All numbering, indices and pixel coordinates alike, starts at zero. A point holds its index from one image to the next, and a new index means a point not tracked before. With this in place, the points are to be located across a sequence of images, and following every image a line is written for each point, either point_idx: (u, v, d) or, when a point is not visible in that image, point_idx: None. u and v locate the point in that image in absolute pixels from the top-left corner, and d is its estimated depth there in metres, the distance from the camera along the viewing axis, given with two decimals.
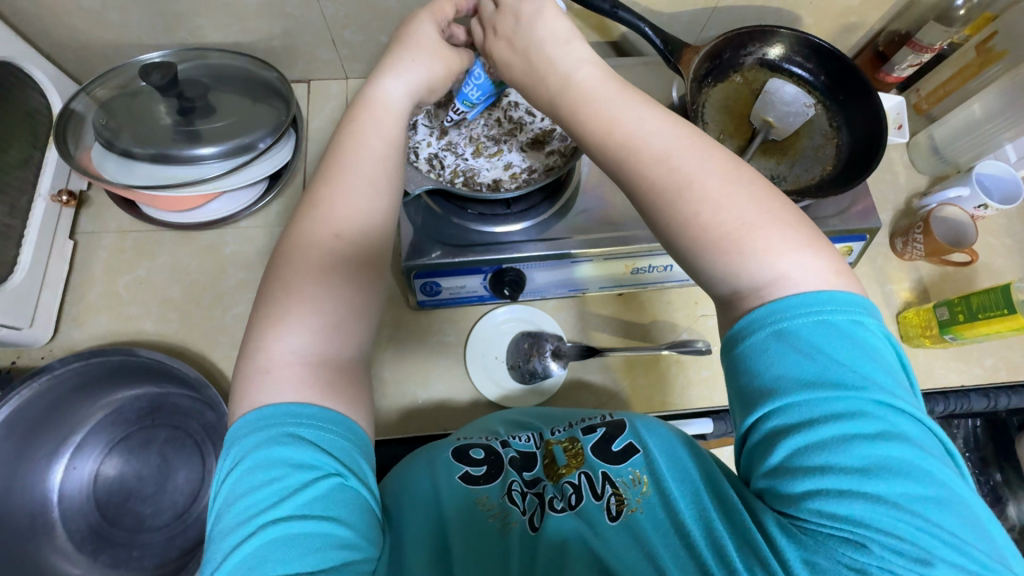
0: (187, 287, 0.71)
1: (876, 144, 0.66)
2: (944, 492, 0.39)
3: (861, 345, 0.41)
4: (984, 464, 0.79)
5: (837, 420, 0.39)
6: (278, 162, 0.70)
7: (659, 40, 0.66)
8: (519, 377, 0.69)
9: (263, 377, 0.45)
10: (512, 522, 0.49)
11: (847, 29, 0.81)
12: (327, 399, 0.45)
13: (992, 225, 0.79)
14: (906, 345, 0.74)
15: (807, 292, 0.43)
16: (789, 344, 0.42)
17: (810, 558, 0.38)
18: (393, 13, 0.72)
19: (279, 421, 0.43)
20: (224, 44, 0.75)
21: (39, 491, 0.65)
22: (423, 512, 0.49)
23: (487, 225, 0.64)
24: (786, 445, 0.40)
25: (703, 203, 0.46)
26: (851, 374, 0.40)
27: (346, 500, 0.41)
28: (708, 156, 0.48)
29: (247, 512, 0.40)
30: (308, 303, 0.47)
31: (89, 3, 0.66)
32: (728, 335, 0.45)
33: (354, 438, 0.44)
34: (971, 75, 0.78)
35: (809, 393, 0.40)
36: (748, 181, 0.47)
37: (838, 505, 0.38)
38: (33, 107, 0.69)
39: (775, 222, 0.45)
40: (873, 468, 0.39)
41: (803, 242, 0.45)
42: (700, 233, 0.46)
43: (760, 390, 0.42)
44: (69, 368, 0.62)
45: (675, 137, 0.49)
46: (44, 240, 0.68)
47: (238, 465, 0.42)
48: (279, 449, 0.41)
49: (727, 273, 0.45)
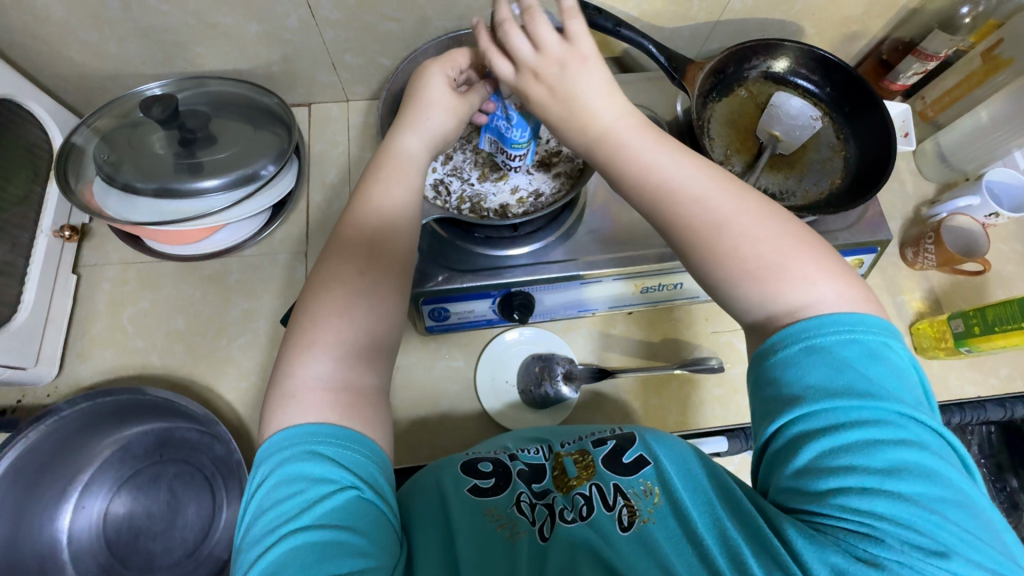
0: (192, 318, 0.70)
1: (885, 158, 0.65)
2: (966, 500, 0.38)
3: (885, 357, 0.41)
4: (1000, 471, 0.76)
5: (863, 427, 0.39)
6: (281, 191, 0.70)
7: (663, 57, 0.65)
8: (530, 402, 0.68)
9: (290, 402, 0.44)
10: (520, 532, 0.47)
11: (850, 38, 0.81)
12: (347, 419, 0.44)
13: (1001, 231, 0.79)
14: (920, 356, 0.73)
15: (830, 313, 0.43)
16: (814, 352, 0.41)
17: (834, 560, 0.37)
18: (393, 36, 0.71)
19: (296, 441, 0.42)
20: (224, 72, 0.75)
21: (48, 533, 0.65)
22: (428, 527, 0.47)
23: (495, 249, 0.64)
24: (812, 448, 0.39)
25: (733, 229, 0.46)
26: (878, 382, 0.40)
27: (362, 512, 0.40)
28: (742, 193, 0.48)
29: (269, 527, 0.39)
30: (318, 341, 0.47)
31: (87, 37, 0.65)
32: (758, 348, 0.45)
33: (372, 455, 0.43)
34: (976, 83, 0.77)
35: (836, 398, 0.40)
36: (776, 211, 0.48)
37: (862, 507, 0.37)
38: (32, 142, 0.69)
39: (807, 251, 0.46)
40: (899, 472, 0.38)
41: (835, 272, 0.45)
42: (741, 270, 0.46)
43: (786, 395, 0.41)
44: (76, 408, 0.62)
45: (710, 176, 0.49)
46: (47, 276, 0.68)
47: (261, 484, 0.41)
48: (298, 464, 0.41)
49: (761, 301, 0.45)
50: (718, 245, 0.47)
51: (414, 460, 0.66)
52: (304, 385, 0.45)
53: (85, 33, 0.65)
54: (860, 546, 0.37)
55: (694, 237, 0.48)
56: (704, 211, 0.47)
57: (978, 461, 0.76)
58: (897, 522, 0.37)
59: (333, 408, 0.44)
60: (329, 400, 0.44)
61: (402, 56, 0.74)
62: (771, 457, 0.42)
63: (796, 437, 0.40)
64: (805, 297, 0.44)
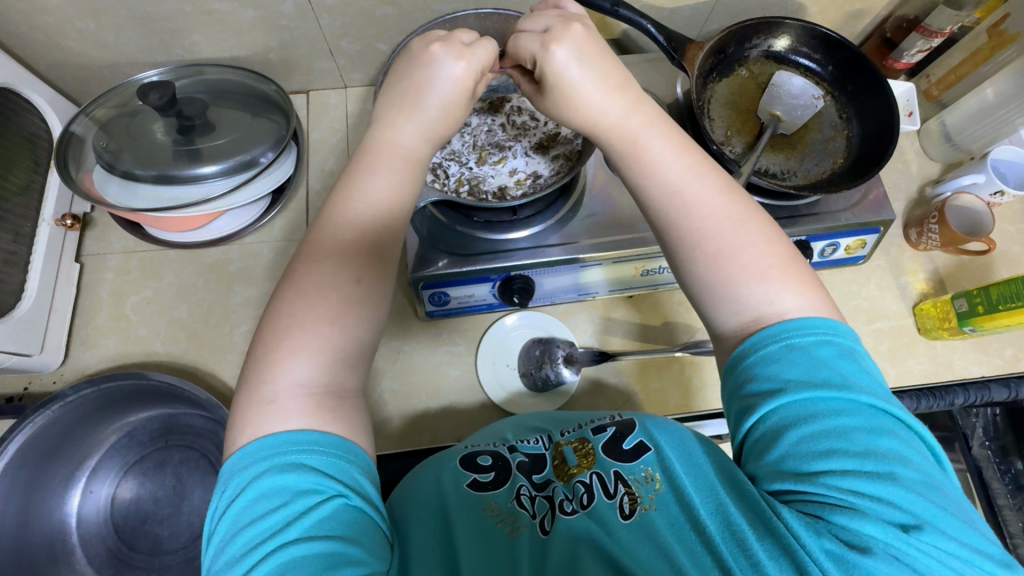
0: (195, 306, 0.71)
1: (888, 137, 0.64)
2: (936, 482, 0.40)
3: (849, 354, 0.44)
4: (1004, 454, 0.75)
5: (838, 415, 0.41)
6: (279, 176, 0.70)
7: (662, 37, 0.65)
8: (531, 384, 0.68)
9: (268, 408, 0.43)
10: (521, 527, 0.46)
11: (853, 16, 0.80)
12: (327, 423, 0.44)
13: (1007, 212, 0.78)
14: (924, 337, 0.73)
15: (794, 318, 0.45)
16: (787, 350, 0.44)
17: (826, 545, 0.38)
18: (390, 20, 0.71)
19: (277, 451, 0.41)
20: (221, 60, 0.74)
21: (57, 517, 0.66)
22: (428, 523, 0.47)
23: (495, 233, 0.63)
24: (789, 438, 0.41)
25: (704, 241, 0.49)
26: (846, 375, 0.42)
27: (353, 520, 0.40)
28: (707, 187, 0.51)
29: (252, 542, 0.39)
30: (314, 325, 0.46)
31: (84, 24, 0.65)
32: (734, 351, 0.47)
33: (356, 459, 0.43)
34: (983, 60, 0.76)
35: (812, 389, 0.41)
36: (747, 218, 0.50)
37: (844, 494, 0.38)
38: (32, 132, 0.69)
39: (776, 268, 0.48)
40: (876, 457, 0.39)
41: (801, 289, 0.47)
42: (711, 263, 0.49)
43: (763, 389, 0.43)
44: (81, 394, 0.62)
45: (680, 168, 0.51)
46: (49, 266, 0.68)
47: (239, 496, 0.40)
48: (281, 477, 0.40)
49: (725, 312, 0.48)
50: (692, 240, 0.50)
51: (417, 444, 0.66)
52: (305, 366, 0.45)
53: (82, 21, 0.65)
54: (849, 533, 0.38)
55: (668, 230, 0.51)
56: (674, 205, 0.51)
57: (982, 444, 0.76)
58: (880, 509, 0.38)
59: (310, 412, 0.44)
60: (304, 406, 0.44)
61: (399, 41, 0.74)
62: (751, 450, 0.43)
63: (775, 427, 0.42)
64: (761, 294, 0.47)
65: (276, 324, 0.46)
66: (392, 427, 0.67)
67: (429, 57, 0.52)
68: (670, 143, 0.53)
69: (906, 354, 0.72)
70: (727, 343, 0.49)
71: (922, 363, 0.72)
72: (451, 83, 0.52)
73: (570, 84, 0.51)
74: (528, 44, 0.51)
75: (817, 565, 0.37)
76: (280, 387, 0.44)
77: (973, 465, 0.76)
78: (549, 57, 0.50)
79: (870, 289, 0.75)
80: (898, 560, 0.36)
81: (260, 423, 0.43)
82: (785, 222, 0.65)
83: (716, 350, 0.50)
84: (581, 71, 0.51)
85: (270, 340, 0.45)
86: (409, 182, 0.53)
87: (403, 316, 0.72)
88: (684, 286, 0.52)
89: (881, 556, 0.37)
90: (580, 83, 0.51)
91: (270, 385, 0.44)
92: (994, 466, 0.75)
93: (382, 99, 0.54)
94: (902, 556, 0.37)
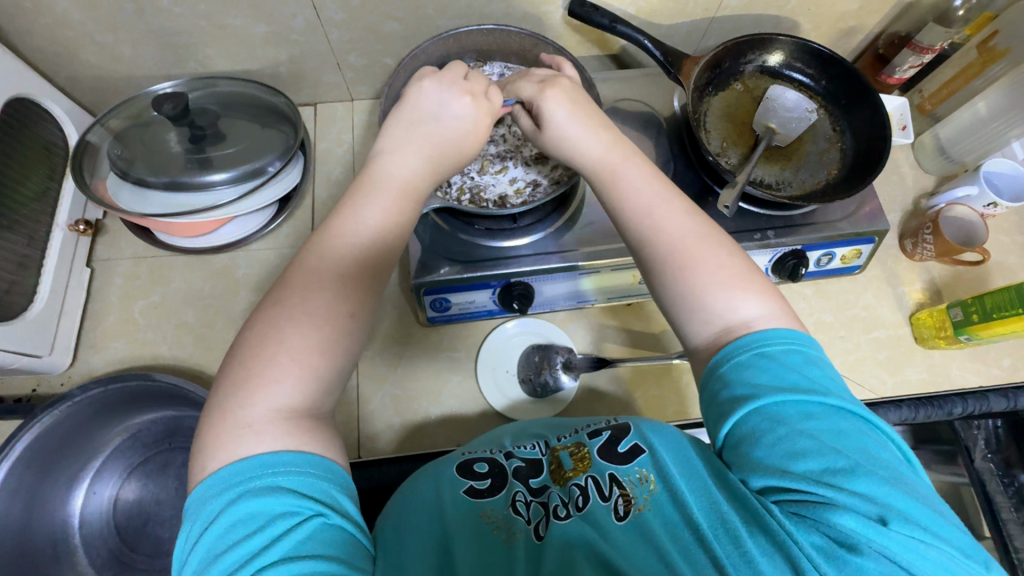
0: (201, 311, 0.72)
1: (879, 148, 0.66)
2: (906, 475, 0.40)
3: (817, 357, 0.45)
4: (1008, 467, 0.75)
5: (810, 418, 0.41)
6: (286, 185, 0.72)
7: (659, 52, 0.68)
8: (530, 390, 0.69)
9: (244, 432, 0.42)
10: (517, 533, 0.46)
11: (846, 33, 0.82)
12: (305, 443, 0.43)
13: (1003, 223, 0.79)
14: (922, 347, 0.73)
15: (762, 329, 0.47)
16: (756, 356, 0.45)
17: (814, 541, 0.38)
18: (396, 36, 0.73)
19: (253, 474, 0.40)
20: (232, 73, 0.77)
21: (60, 517, 0.67)
22: (423, 533, 0.47)
23: (494, 240, 0.65)
24: (767, 441, 0.41)
25: (683, 251, 0.50)
26: (814, 378, 0.43)
27: (334, 539, 0.39)
28: (673, 209, 0.53)
29: (229, 569, 0.37)
30: (304, 331, 0.46)
31: (103, 39, 0.68)
32: (708, 365, 0.48)
33: (335, 477, 0.42)
34: (973, 75, 0.78)
35: (783, 393, 0.42)
36: (714, 235, 0.51)
37: (824, 494, 0.39)
38: (50, 141, 0.71)
39: (755, 289, 0.49)
40: (850, 456, 0.40)
41: (765, 295, 0.49)
42: (684, 274, 0.50)
43: (738, 396, 0.44)
44: (89, 394, 0.63)
45: (651, 192, 0.53)
46: (62, 269, 0.70)
47: (212, 525, 0.39)
48: (257, 500, 0.39)
49: (704, 321, 0.49)
50: (663, 256, 0.51)
51: (415, 449, 0.67)
52: (292, 367, 0.45)
53: (100, 35, 0.68)
54: (835, 530, 0.38)
55: (642, 249, 0.52)
56: (646, 225, 0.52)
57: (984, 456, 0.75)
58: (860, 505, 0.38)
59: (291, 434, 0.43)
60: (285, 428, 0.43)
61: (404, 55, 0.76)
62: (733, 455, 0.44)
63: (753, 432, 0.42)
64: (729, 303, 0.48)
65: (265, 327, 0.46)
66: (393, 431, 0.68)
67: (430, 93, 0.55)
68: (645, 173, 0.55)
69: (903, 364, 0.72)
70: (700, 358, 0.49)
71: (920, 372, 0.72)
72: (468, 122, 0.55)
73: (558, 118, 0.55)
74: (527, 87, 0.57)
75: (810, 561, 0.38)
76: (267, 397, 0.43)
77: (976, 478, 0.75)
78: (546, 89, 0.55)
79: (867, 299, 0.76)
80: (883, 556, 0.37)
81: (234, 447, 0.41)
82: (780, 231, 0.67)
83: (692, 364, 0.51)
84: (571, 109, 0.55)
85: (267, 353, 0.44)
86: (384, 196, 0.52)
87: (405, 321, 0.74)
88: (658, 300, 0.52)
89: (865, 551, 0.37)
90: (557, 103, 0.55)
91: (255, 393, 0.43)
92: (998, 479, 0.75)
93: (399, 120, 0.55)
94: (885, 551, 0.37)
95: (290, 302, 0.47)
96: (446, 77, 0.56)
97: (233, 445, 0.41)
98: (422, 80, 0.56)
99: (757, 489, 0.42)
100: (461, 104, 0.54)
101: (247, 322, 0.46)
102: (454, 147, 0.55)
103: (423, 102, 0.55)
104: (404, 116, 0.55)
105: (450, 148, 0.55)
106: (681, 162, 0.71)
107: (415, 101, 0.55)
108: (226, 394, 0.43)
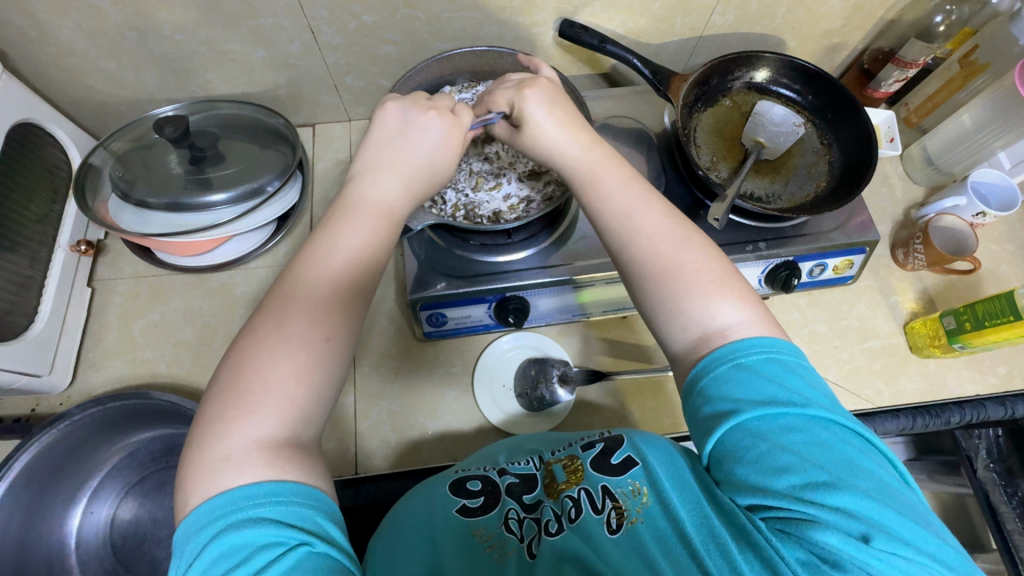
0: (199, 329, 0.73)
1: (866, 160, 0.67)
2: (889, 486, 0.40)
3: (797, 366, 0.45)
4: (1010, 476, 0.73)
5: (789, 431, 0.41)
6: (285, 204, 0.73)
7: (647, 71, 0.69)
8: (526, 404, 0.69)
9: (222, 465, 0.42)
10: (509, 552, 0.47)
11: (831, 50, 0.84)
12: (287, 472, 0.43)
13: (993, 232, 0.80)
14: (917, 355, 0.73)
15: (739, 338, 0.47)
16: (735, 368, 0.45)
17: (799, 557, 0.38)
18: (392, 58, 0.75)
19: (235, 506, 0.40)
20: (232, 96, 0.79)
21: (56, 537, 0.66)
22: (415, 552, 0.47)
23: (489, 255, 0.66)
24: (748, 457, 0.41)
25: (664, 258, 0.51)
26: (794, 389, 0.43)
27: (319, 566, 0.38)
28: (653, 212, 0.53)
29: None
30: (298, 349, 0.47)
31: (107, 65, 0.70)
32: (689, 378, 0.48)
33: (318, 504, 0.42)
34: (957, 87, 0.79)
35: (762, 407, 0.42)
36: (693, 239, 0.52)
37: (805, 510, 0.39)
38: (53, 164, 0.73)
39: (742, 298, 0.49)
40: (830, 470, 0.40)
41: (752, 304, 0.49)
42: (668, 284, 0.50)
43: (719, 410, 0.44)
44: (88, 413, 0.64)
45: (629, 196, 0.54)
46: (62, 290, 0.71)
47: (197, 561, 0.39)
48: (240, 533, 0.39)
49: (690, 331, 0.49)
50: (646, 265, 0.51)
51: (412, 465, 0.67)
52: (285, 385, 0.45)
53: (104, 62, 0.69)
54: (818, 546, 0.38)
55: (622, 256, 0.53)
56: (625, 232, 0.53)
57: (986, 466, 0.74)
58: (841, 520, 0.38)
59: (268, 463, 0.42)
60: (262, 458, 0.42)
61: (399, 76, 0.78)
62: (718, 470, 0.44)
63: (734, 448, 0.42)
64: (704, 309, 0.49)
65: (260, 345, 0.46)
66: (390, 447, 0.68)
67: (405, 118, 0.57)
68: (624, 178, 0.56)
69: (899, 373, 0.72)
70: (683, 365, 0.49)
71: (916, 382, 0.72)
72: (440, 140, 0.57)
73: (541, 126, 0.56)
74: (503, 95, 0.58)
75: None
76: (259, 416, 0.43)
77: (979, 487, 0.74)
78: (527, 98, 0.56)
79: (860, 309, 0.76)
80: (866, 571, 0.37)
81: (214, 481, 0.41)
82: (772, 243, 0.67)
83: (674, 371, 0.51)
84: (550, 111, 0.57)
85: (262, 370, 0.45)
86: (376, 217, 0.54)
87: (401, 337, 0.74)
88: (643, 310, 0.53)
89: (849, 567, 0.37)
90: (545, 123, 0.56)
91: (236, 422, 0.43)
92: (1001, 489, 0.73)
93: (379, 148, 0.57)
94: (867, 566, 0.37)
95: (286, 318, 0.47)
96: (409, 100, 0.58)
97: (225, 465, 0.42)
98: (387, 103, 0.58)
99: (744, 505, 0.42)
100: (428, 125, 0.56)
101: (242, 342, 0.47)
102: (424, 165, 0.56)
103: (390, 122, 0.57)
104: (399, 136, 0.57)
105: (420, 171, 0.57)
106: (672, 176, 0.72)
107: (408, 121, 0.57)
108: (221, 411, 0.44)
